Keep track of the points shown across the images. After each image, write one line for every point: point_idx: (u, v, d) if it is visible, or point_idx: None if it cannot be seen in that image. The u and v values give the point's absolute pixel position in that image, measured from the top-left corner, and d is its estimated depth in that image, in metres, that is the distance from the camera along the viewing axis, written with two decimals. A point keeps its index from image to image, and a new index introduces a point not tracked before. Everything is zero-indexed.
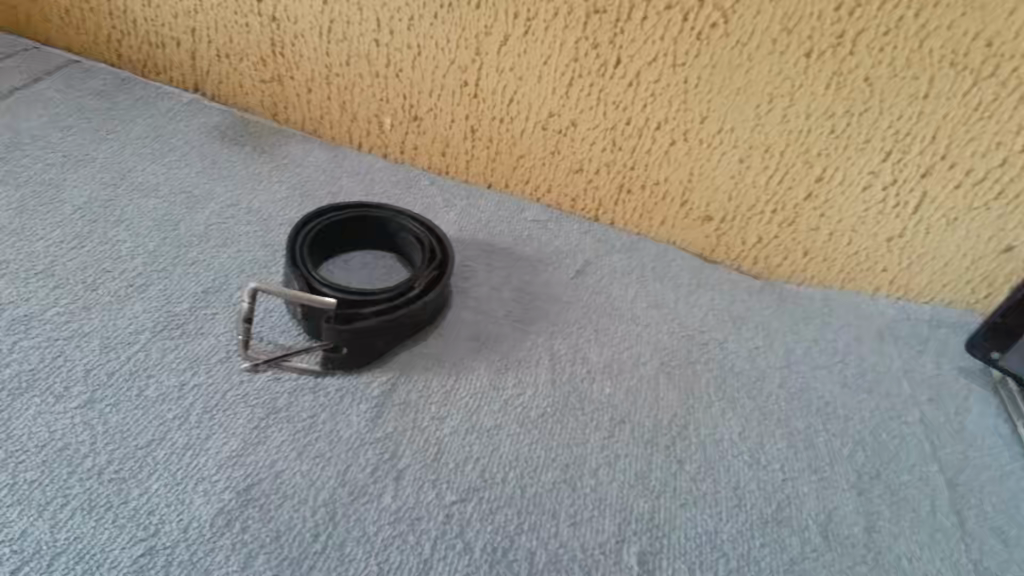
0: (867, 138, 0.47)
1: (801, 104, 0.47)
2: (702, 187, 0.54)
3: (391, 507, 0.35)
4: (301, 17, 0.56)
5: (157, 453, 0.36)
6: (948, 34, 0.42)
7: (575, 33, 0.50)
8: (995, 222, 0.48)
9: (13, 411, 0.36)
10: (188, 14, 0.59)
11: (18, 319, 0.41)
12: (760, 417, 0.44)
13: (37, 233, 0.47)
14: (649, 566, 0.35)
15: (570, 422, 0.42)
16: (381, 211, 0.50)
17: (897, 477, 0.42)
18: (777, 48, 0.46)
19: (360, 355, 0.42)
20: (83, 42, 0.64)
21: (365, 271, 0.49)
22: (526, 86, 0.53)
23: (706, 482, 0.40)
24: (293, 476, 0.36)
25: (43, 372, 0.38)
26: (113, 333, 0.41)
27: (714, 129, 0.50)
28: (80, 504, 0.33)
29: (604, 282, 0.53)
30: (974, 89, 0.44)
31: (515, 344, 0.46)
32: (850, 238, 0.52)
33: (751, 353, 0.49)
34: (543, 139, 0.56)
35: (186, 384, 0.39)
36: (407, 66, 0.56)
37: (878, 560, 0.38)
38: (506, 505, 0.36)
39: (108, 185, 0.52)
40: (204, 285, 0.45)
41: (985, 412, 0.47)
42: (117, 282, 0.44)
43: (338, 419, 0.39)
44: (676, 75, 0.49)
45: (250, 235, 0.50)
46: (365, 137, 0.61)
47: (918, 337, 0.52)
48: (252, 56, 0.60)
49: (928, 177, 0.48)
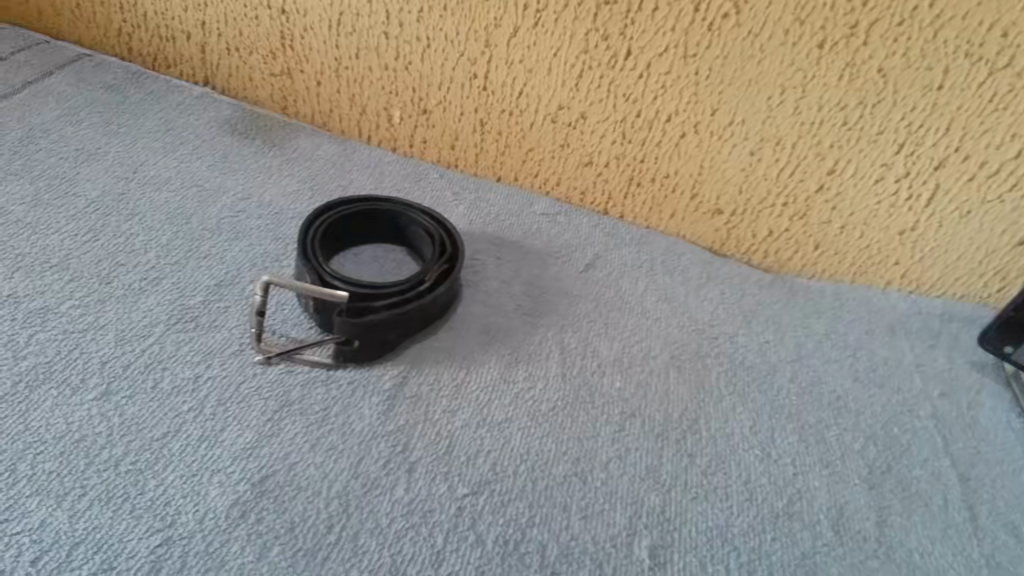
0: (880, 130, 0.47)
1: (813, 96, 0.47)
2: (712, 180, 0.53)
3: (403, 500, 0.36)
4: (310, 10, 0.56)
5: (173, 445, 0.36)
6: (963, 24, 0.42)
7: (585, 24, 0.49)
8: (1009, 215, 0.48)
9: (31, 403, 0.37)
10: (197, 7, 0.59)
11: (35, 312, 0.41)
12: (771, 411, 0.44)
13: (52, 227, 0.47)
14: (660, 560, 0.35)
15: (581, 415, 0.42)
16: (391, 205, 0.50)
17: (908, 471, 0.42)
18: (790, 39, 0.45)
19: (372, 348, 0.42)
20: (94, 36, 0.65)
21: (376, 264, 0.50)
22: (536, 78, 0.53)
23: (717, 476, 0.40)
24: (307, 468, 0.36)
25: (60, 364, 0.39)
26: (128, 325, 0.41)
27: (725, 121, 0.50)
28: (97, 495, 0.33)
29: (614, 275, 0.52)
30: (990, 80, 0.43)
31: (525, 337, 0.46)
32: (862, 231, 0.52)
33: (762, 347, 0.49)
34: (553, 132, 0.55)
35: (200, 377, 0.39)
36: (416, 59, 0.55)
37: (890, 554, 0.38)
38: (517, 498, 0.37)
39: (121, 179, 0.52)
40: (216, 278, 0.46)
41: (997, 406, 0.47)
42: (132, 276, 0.45)
43: (350, 411, 0.39)
44: (687, 66, 0.49)
45: (261, 228, 0.51)
46: (375, 130, 0.61)
47: (930, 331, 0.52)
48: (261, 49, 0.60)
49: (942, 170, 0.47)
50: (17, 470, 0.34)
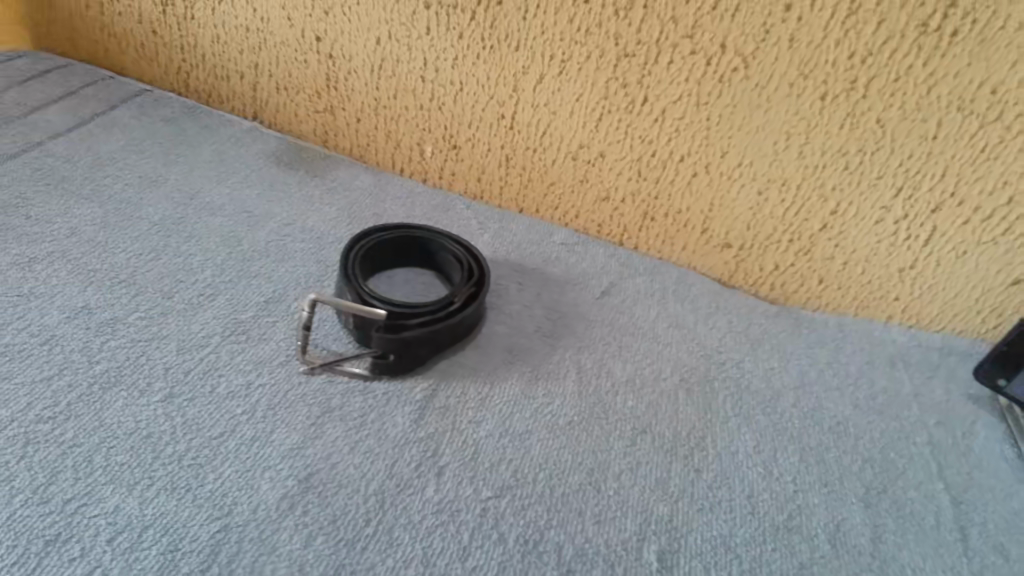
0: (879, 174, 0.51)
1: (816, 142, 0.51)
2: (722, 217, 0.58)
3: (433, 499, 0.39)
4: (355, 55, 0.62)
5: (229, 443, 0.40)
6: (955, 82, 0.46)
7: (606, 74, 0.54)
8: (1003, 256, 0.51)
9: (105, 402, 0.41)
10: (252, 50, 0.65)
11: (105, 322, 0.46)
12: (774, 433, 0.47)
13: (120, 246, 0.52)
14: (667, 563, 0.38)
15: (596, 429, 0.45)
16: (423, 232, 0.54)
17: (904, 492, 0.45)
18: (794, 91, 0.50)
19: (405, 362, 0.46)
20: (155, 73, 0.72)
21: (408, 286, 0.54)
22: (559, 120, 0.58)
23: (721, 490, 0.43)
24: (347, 467, 0.40)
25: (129, 369, 0.43)
26: (188, 336, 0.46)
27: (734, 162, 0.54)
28: (163, 485, 0.37)
29: (627, 302, 0.56)
30: (981, 132, 0.47)
31: (544, 357, 0.50)
32: (863, 268, 0.56)
33: (766, 372, 0.52)
34: (573, 168, 0.60)
35: (252, 383, 0.44)
36: (449, 100, 0.61)
37: (884, 569, 0.40)
38: (537, 502, 0.40)
39: (180, 204, 0.58)
40: (265, 295, 0.50)
41: (992, 436, 0.50)
42: (191, 292, 0.49)
43: (385, 418, 0.43)
44: (699, 113, 0.53)
45: (304, 251, 0.55)
46: (408, 163, 0.66)
47: (928, 364, 0.55)
48: (308, 89, 0.66)
49: (938, 213, 0.51)
50: (93, 461, 0.38)
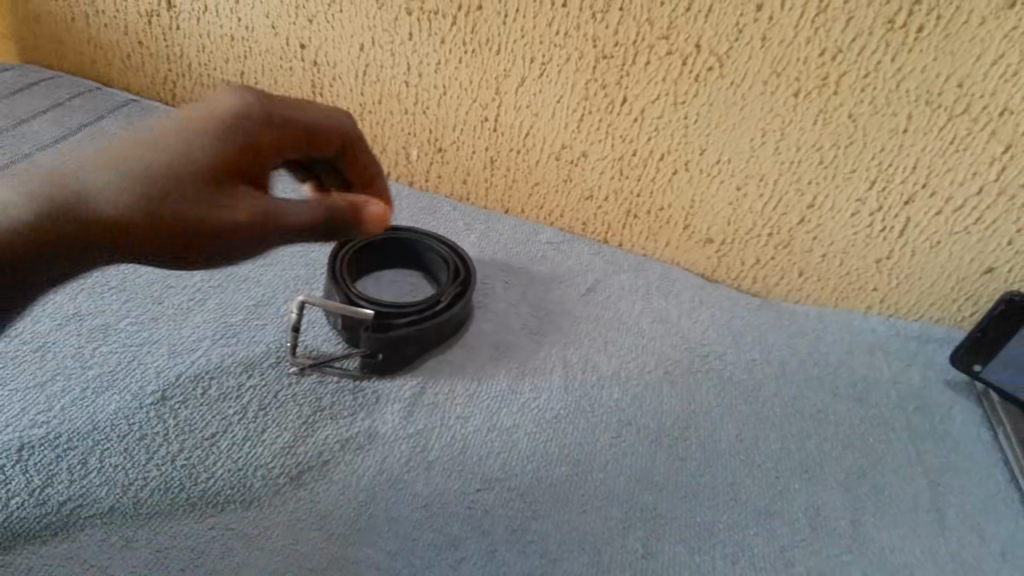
0: (853, 168, 0.52)
1: (791, 137, 0.52)
2: (703, 213, 0.59)
3: (423, 493, 0.40)
4: (339, 62, 0.63)
5: (221, 443, 0.41)
6: (922, 76, 0.47)
7: (585, 75, 0.55)
8: (976, 245, 0.52)
9: (97, 406, 0.41)
10: (238, 59, 0.66)
11: (96, 328, 0.46)
12: (756, 421, 0.49)
13: None
14: (652, 550, 0.39)
15: (581, 422, 0.46)
16: (409, 233, 0.55)
17: (882, 476, 0.46)
18: (768, 89, 0.51)
19: (393, 361, 0.47)
20: (142, 83, 0.72)
21: (395, 287, 0.55)
22: (541, 121, 0.59)
23: (705, 477, 0.44)
24: (338, 464, 0.41)
25: (121, 373, 0.44)
26: (179, 340, 0.47)
27: (713, 159, 0.56)
28: (158, 485, 0.38)
29: (612, 298, 0.57)
30: (949, 125, 0.48)
31: (530, 353, 0.51)
32: (842, 260, 0.57)
33: (749, 363, 0.53)
34: (556, 168, 0.61)
35: (243, 385, 0.44)
36: (433, 104, 0.62)
37: (862, 550, 0.42)
38: (525, 494, 0.41)
39: None
40: (255, 298, 0.51)
41: (968, 420, 0.51)
42: (180, 297, 0.50)
43: (375, 416, 0.44)
44: (677, 112, 0.54)
45: (292, 254, 0.56)
46: (395, 167, 0.68)
47: (907, 352, 0.56)
48: (294, 96, 0.67)
49: (911, 205, 0.52)
50: (88, 463, 0.38)
